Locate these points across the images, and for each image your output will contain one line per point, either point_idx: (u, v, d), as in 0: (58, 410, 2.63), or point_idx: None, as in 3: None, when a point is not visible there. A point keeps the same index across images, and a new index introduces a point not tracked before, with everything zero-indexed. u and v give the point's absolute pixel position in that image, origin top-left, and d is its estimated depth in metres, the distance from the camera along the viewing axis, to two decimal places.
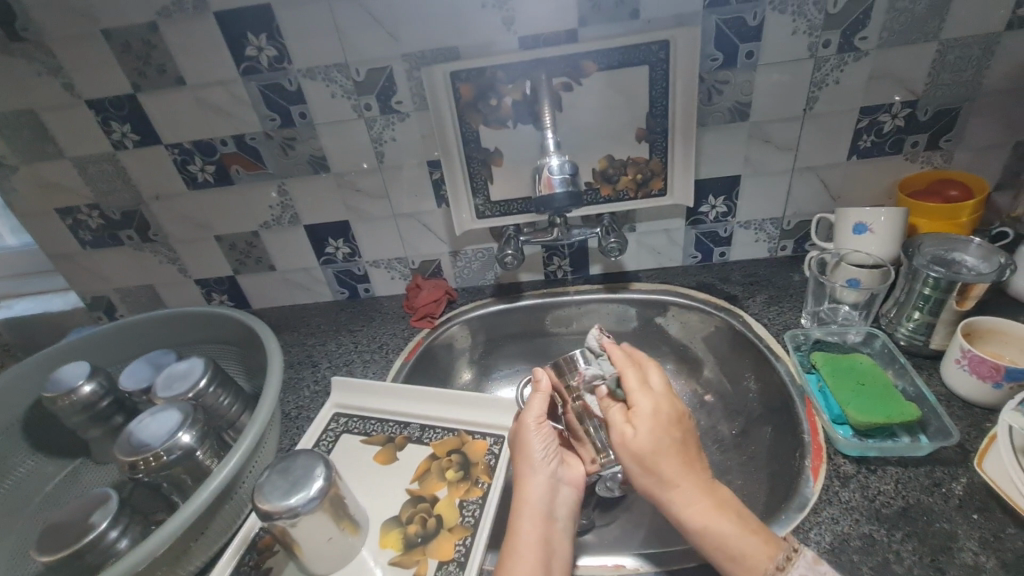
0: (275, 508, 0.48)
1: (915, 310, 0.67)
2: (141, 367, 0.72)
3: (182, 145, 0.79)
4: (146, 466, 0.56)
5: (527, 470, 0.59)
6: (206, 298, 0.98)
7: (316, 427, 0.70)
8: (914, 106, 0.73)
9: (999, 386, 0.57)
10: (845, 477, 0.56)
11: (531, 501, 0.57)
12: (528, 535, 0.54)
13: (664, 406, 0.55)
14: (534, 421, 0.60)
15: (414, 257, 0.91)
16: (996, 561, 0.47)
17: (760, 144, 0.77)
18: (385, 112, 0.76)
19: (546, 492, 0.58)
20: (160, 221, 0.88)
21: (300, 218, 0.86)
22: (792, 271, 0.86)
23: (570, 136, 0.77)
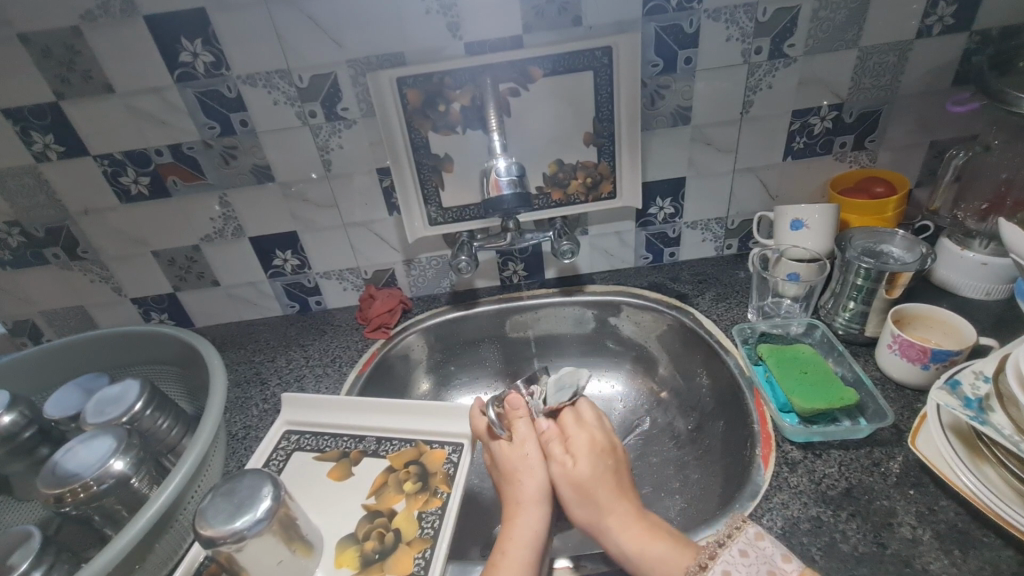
0: (218, 534, 0.45)
1: (849, 300, 0.71)
2: (69, 393, 0.67)
3: (113, 156, 0.75)
4: (74, 497, 0.52)
5: (531, 495, 0.58)
6: (144, 317, 0.92)
7: (266, 446, 0.66)
8: (840, 109, 0.77)
9: (926, 368, 0.61)
10: (793, 464, 0.58)
11: (530, 529, 0.55)
12: (523, 558, 0.52)
13: (597, 436, 0.63)
14: (533, 448, 0.61)
15: (367, 267, 0.89)
16: (931, 533, 0.50)
17: (702, 146, 0.80)
18: (331, 119, 0.74)
19: (543, 523, 0.56)
20: (90, 237, 0.82)
21: (244, 230, 0.83)
22: (737, 269, 0.89)
23: (519, 141, 0.77)
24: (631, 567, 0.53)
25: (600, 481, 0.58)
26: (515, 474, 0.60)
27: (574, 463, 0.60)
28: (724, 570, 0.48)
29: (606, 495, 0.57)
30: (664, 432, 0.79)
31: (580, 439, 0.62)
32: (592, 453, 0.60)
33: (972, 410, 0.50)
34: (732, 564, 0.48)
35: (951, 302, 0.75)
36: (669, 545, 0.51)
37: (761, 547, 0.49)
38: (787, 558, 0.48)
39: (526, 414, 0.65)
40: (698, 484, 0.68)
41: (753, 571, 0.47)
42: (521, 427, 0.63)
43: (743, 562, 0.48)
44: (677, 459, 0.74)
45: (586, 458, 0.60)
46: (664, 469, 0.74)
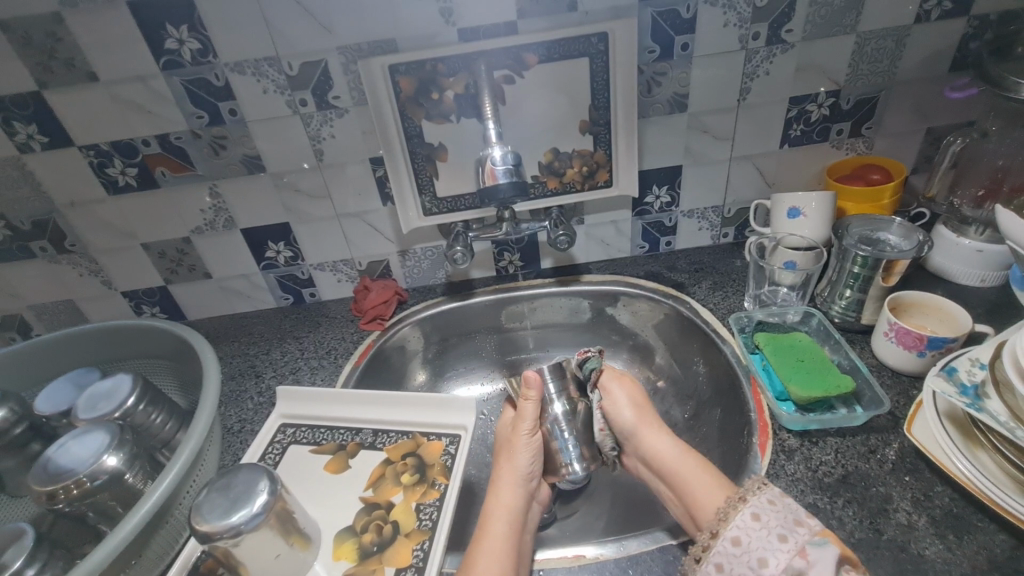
0: (214, 530, 0.45)
1: (846, 288, 0.72)
2: (61, 387, 0.66)
3: (99, 147, 0.73)
4: (67, 494, 0.52)
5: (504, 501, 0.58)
6: (136, 311, 0.91)
7: (261, 440, 0.66)
8: (837, 95, 0.77)
9: (923, 355, 0.61)
10: (790, 451, 0.59)
11: (505, 505, 0.58)
12: (499, 533, 0.55)
13: (633, 391, 0.67)
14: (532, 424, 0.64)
15: (361, 259, 0.88)
16: (926, 518, 0.51)
17: (699, 134, 0.79)
18: (322, 108, 0.73)
19: (519, 500, 0.59)
20: (78, 230, 0.81)
21: (235, 222, 0.82)
22: (733, 258, 0.89)
23: (515, 129, 0.76)
24: (629, 556, 0.53)
25: (644, 425, 0.64)
26: (507, 450, 0.63)
27: (616, 413, 0.66)
28: (753, 512, 0.49)
29: (650, 438, 0.63)
30: (660, 421, 0.79)
31: (620, 394, 0.67)
32: (634, 405, 0.66)
33: (967, 398, 0.50)
34: (745, 528, 0.48)
35: (946, 289, 0.75)
36: (712, 479, 0.55)
37: (787, 501, 0.49)
38: (801, 522, 0.47)
39: (536, 395, 0.64)
40: None
41: (783, 519, 0.47)
42: (527, 408, 0.64)
43: (772, 510, 0.48)
44: None
45: (628, 408, 0.66)
46: None
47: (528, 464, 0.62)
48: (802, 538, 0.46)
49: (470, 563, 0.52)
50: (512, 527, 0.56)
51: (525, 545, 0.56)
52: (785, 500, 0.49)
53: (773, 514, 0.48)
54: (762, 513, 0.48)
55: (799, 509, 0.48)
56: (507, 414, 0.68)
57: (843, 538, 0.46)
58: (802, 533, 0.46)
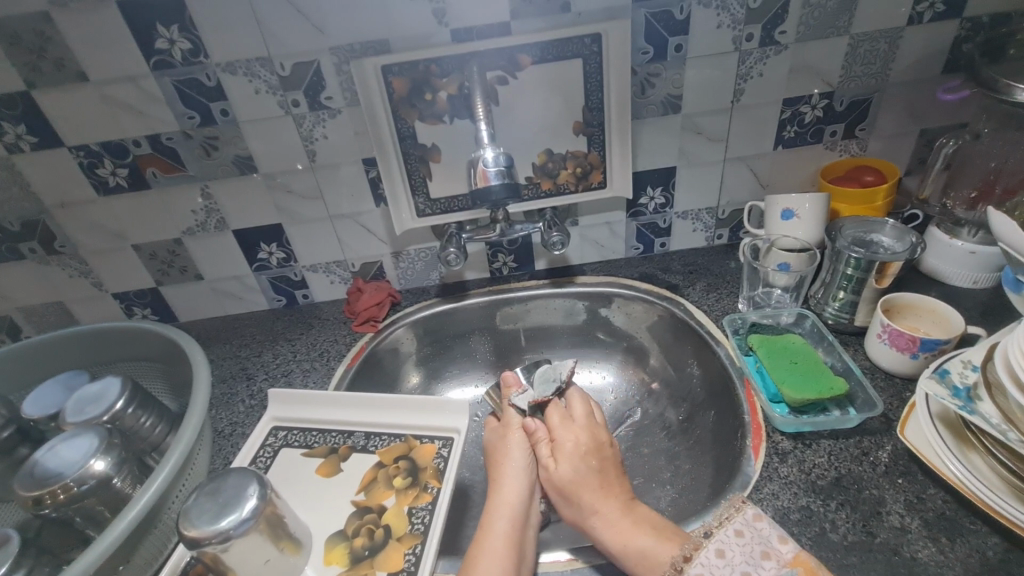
0: (203, 534, 0.45)
1: (839, 290, 0.72)
2: (50, 390, 0.65)
3: (89, 147, 0.72)
4: (53, 499, 0.51)
5: (506, 502, 0.58)
6: (126, 312, 0.90)
7: (253, 443, 0.65)
8: (831, 97, 0.77)
9: (916, 357, 0.62)
10: (783, 454, 0.58)
11: (507, 502, 0.58)
12: (502, 530, 0.54)
13: (583, 436, 0.63)
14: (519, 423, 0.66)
15: (354, 260, 0.87)
16: (919, 521, 0.51)
17: (693, 135, 0.79)
18: (314, 109, 0.72)
19: (521, 496, 0.59)
20: (68, 230, 0.80)
21: (227, 223, 0.81)
22: (728, 259, 0.89)
23: (508, 131, 0.76)
24: (623, 559, 0.53)
25: (580, 480, 0.59)
26: (501, 451, 0.64)
27: (557, 464, 0.61)
28: (717, 548, 0.48)
29: (590, 498, 0.57)
30: (654, 423, 0.79)
31: (566, 441, 0.62)
32: (575, 458, 0.61)
33: (960, 400, 0.50)
34: (710, 565, 0.47)
35: (940, 291, 0.76)
36: (654, 535, 0.52)
37: (758, 527, 0.48)
38: (770, 554, 0.46)
39: (519, 392, 0.69)
40: (689, 474, 0.68)
41: (748, 553, 0.47)
42: (512, 406, 0.68)
43: (737, 543, 0.48)
44: (667, 450, 0.74)
45: (568, 461, 0.61)
46: (655, 459, 0.74)
47: (525, 458, 0.63)
48: (768, 574, 0.45)
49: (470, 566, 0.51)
50: (515, 523, 0.56)
51: (530, 540, 0.56)
52: (757, 526, 0.49)
53: (759, 525, 0.49)
54: (743, 531, 0.48)
55: (772, 537, 0.48)
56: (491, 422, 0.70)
57: (815, 565, 0.45)
58: (768, 567, 0.46)
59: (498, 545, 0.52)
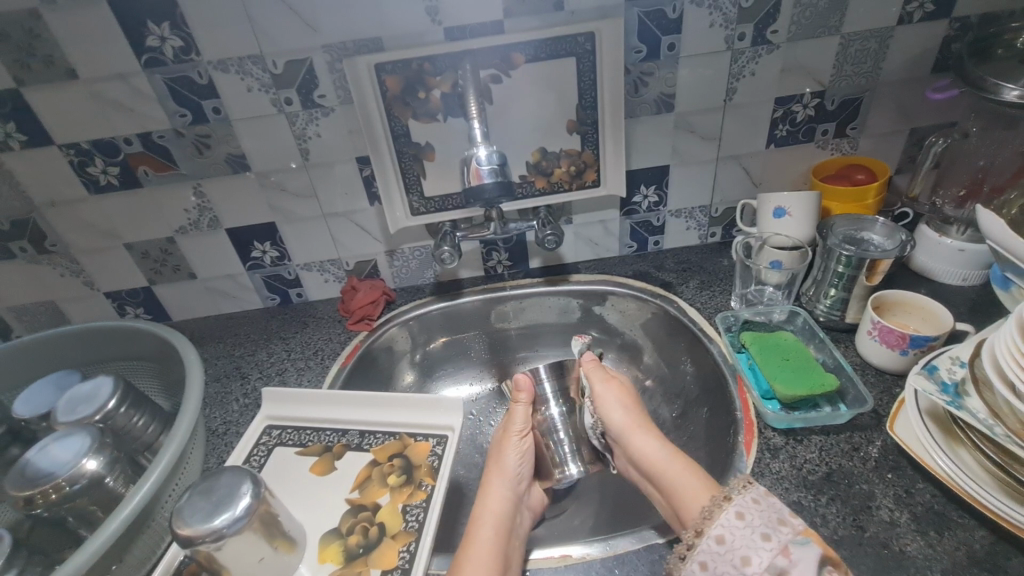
0: (197, 532, 0.45)
1: (830, 287, 0.72)
2: (41, 390, 0.65)
3: (79, 145, 0.72)
4: (45, 499, 0.51)
5: (490, 511, 0.58)
6: (118, 311, 0.90)
7: (246, 442, 0.65)
8: (822, 96, 0.77)
9: (905, 353, 0.62)
10: (774, 449, 0.59)
11: (492, 510, 0.58)
12: (486, 537, 0.54)
13: (624, 386, 0.66)
14: (518, 429, 0.65)
15: (348, 258, 0.87)
16: (908, 515, 0.52)
17: (686, 134, 0.79)
18: (307, 107, 0.72)
19: (507, 504, 0.59)
20: (59, 230, 0.79)
21: (220, 221, 0.81)
22: (721, 257, 0.90)
23: (502, 129, 0.76)
24: (615, 555, 0.53)
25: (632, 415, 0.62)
26: (495, 458, 0.64)
27: (608, 405, 0.64)
28: (738, 511, 0.46)
29: (641, 437, 0.59)
30: (648, 420, 0.79)
31: (609, 392, 0.65)
32: (624, 403, 0.64)
33: (947, 395, 0.51)
34: (730, 526, 0.46)
35: (930, 288, 0.76)
36: (695, 476, 0.52)
37: (773, 501, 0.47)
38: (786, 521, 0.45)
39: (526, 398, 0.67)
40: None
41: (766, 519, 0.45)
42: (517, 412, 0.67)
43: (756, 509, 0.46)
44: None
45: (619, 407, 0.63)
46: None
47: (517, 466, 0.63)
48: (785, 538, 0.43)
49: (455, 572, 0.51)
50: (500, 531, 0.55)
51: (515, 546, 0.55)
52: (770, 500, 0.47)
53: (772, 500, 0.47)
54: (759, 500, 0.46)
55: (783, 509, 0.46)
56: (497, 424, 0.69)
57: (828, 538, 0.44)
58: (785, 533, 0.44)
59: (484, 550, 0.52)
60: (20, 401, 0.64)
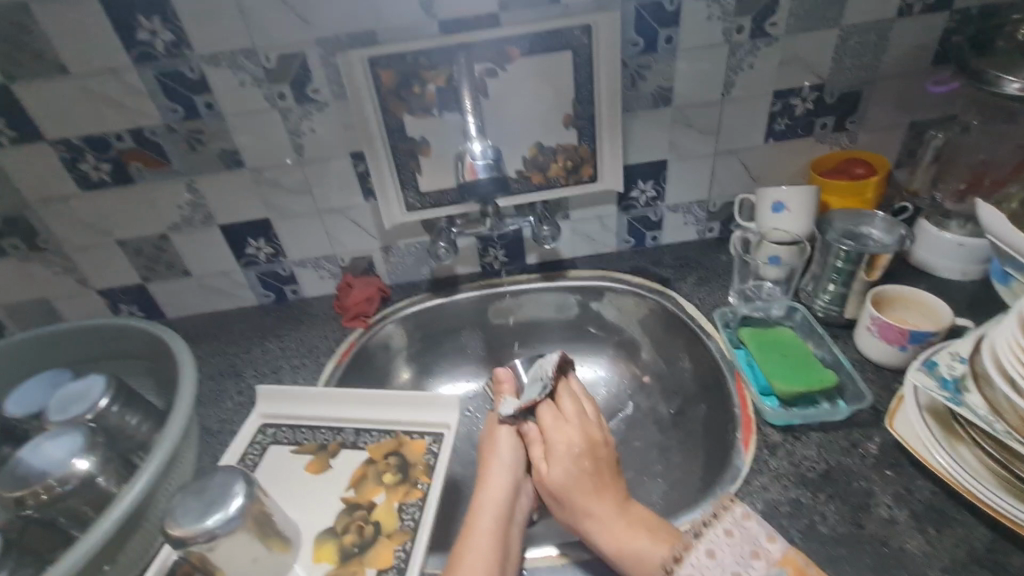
0: (188, 533, 0.44)
1: (829, 282, 0.72)
2: (33, 388, 0.64)
3: (70, 141, 0.71)
4: (36, 500, 0.50)
5: (489, 503, 0.57)
6: (112, 309, 0.89)
7: (241, 440, 0.65)
8: (822, 89, 0.77)
9: (904, 349, 0.62)
10: (773, 447, 0.59)
11: (491, 499, 0.58)
12: (485, 529, 0.54)
13: (574, 433, 0.62)
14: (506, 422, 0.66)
15: (344, 255, 0.86)
16: (907, 512, 0.51)
17: (684, 128, 0.78)
18: (301, 101, 0.71)
19: (506, 492, 0.59)
20: (51, 226, 0.78)
21: (214, 218, 0.80)
22: (719, 252, 0.89)
23: (498, 124, 0.75)
24: None
25: (574, 465, 0.59)
26: (489, 448, 0.64)
27: (551, 450, 0.61)
28: (709, 548, 0.49)
29: (581, 501, 0.56)
30: (646, 417, 0.79)
31: (558, 441, 0.61)
32: (569, 456, 0.60)
33: (947, 392, 0.50)
34: (700, 566, 0.48)
35: (929, 283, 0.76)
36: (650, 538, 0.51)
37: (747, 527, 0.49)
38: (759, 553, 0.47)
39: (509, 389, 0.69)
40: (680, 468, 0.69)
41: (738, 553, 0.48)
42: (503, 403, 0.68)
43: (728, 543, 0.48)
44: (659, 443, 0.74)
45: (562, 462, 0.60)
46: (647, 453, 0.74)
47: (512, 455, 0.63)
48: (758, 572, 0.46)
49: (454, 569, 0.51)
50: (500, 522, 0.55)
51: (515, 538, 0.55)
52: (746, 527, 0.49)
53: (748, 523, 0.49)
54: (733, 531, 0.49)
55: (760, 535, 0.48)
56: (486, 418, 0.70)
57: (802, 563, 0.46)
58: (758, 568, 0.46)
59: (484, 544, 0.52)
60: (15, 397, 0.64)
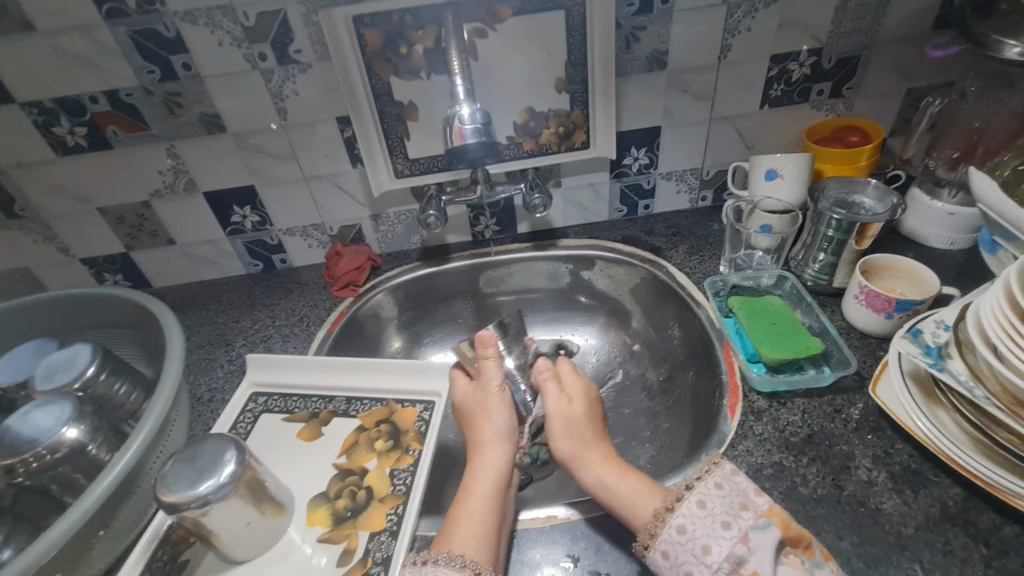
0: (181, 499, 0.45)
1: (819, 251, 0.72)
2: (19, 358, 0.64)
3: (43, 103, 0.68)
4: (26, 467, 0.50)
5: (488, 468, 0.59)
6: (97, 278, 0.88)
7: (233, 408, 0.65)
8: (819, 54, 0.75)
9: (890, 317, 0.63)
10: (758, 412, 0.60)
11: (491, 466, 0.59)
12: (482, 492, 0.55)
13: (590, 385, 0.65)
14: (495, 389, 0.64)
15: (332, 223, 0.85)
16: (886, 474, 0.53)
17: (678, 94, 0.77)
18: (283, 62, 0.68)
19: (503, 461, 0.60)
20: (28, 193, 0.76)
21: (197, 184, 0.78)
22: (711, 221, 0.89)
23: (488, 87, 0.73)
24: (600, 515, 0.54)
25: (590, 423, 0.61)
26: (482, 415, 0.64)
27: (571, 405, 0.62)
28: (699, 499, 0.48)
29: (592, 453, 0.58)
30: (635, 384, 0.80)
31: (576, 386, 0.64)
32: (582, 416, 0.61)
33: (930, 358, 0.51)
34: (710, 495, 0.48)
35: (918, 252, 0.76)
36: (639, 482, 0.53)
37: (736, 482, 0.48)
38: (748, 505, 0.47)
39: (495, 353, 0.66)
40: (667, 433, 0.70)
41: (728, 504, 0.47)
42: (488, 367, 0.65)
43: (718, 495, 0.48)
44: (647, 409, 0.76)
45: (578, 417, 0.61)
46: (635, 419, 0.75)
47: (506, 423, 0.63)
48: (746, 524, 0.45)
49: (450, 530, 0.52)
50: (497, 489, 0.56)
51: (509, 505, 0.56)
52: (735, 481, 0.48)
53: (738, 479, 0.49)
54: (723, 484, 0.48)
55: (748, 489, 0.48)
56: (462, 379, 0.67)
57: (787, 517, 0.46)
58: (747, 518, 0.46)
59: (480, 507, 0.53)
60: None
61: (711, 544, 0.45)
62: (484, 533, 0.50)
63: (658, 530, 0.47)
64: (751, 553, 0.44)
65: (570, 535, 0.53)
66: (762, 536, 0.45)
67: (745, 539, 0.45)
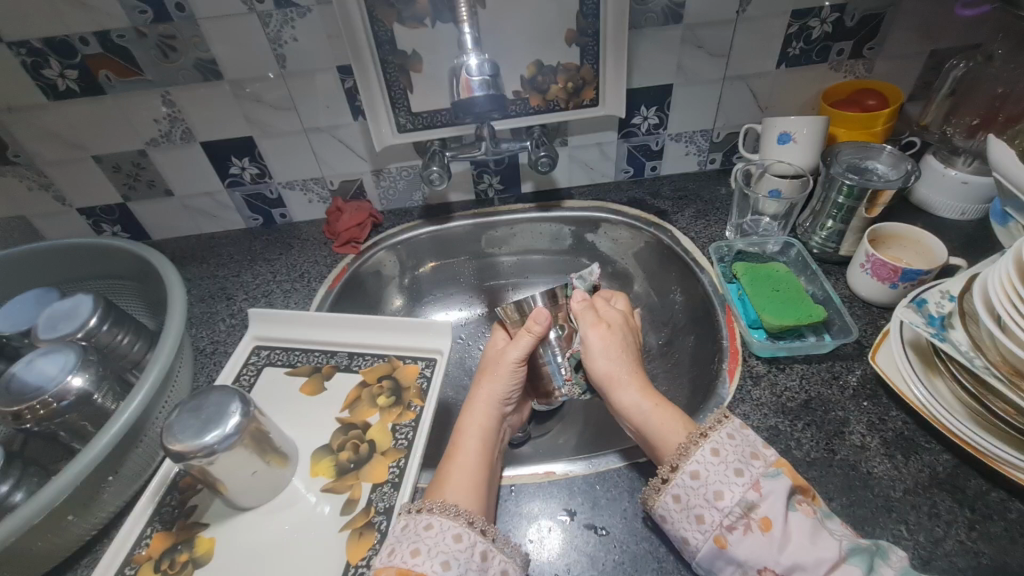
0: (188, 448, 0.45)
1: (828, 219, 0.71)
2: (21, 306, 0.64)
3: (30, 43, 0.65)
4: (33, 415, 0.51)
5: (475, 427, 0.58)
6: (94, 229, 0.87)
7: (235, 361, 0.65)
8: (842, 10, 0.71)
9: (894, 287, 0.62)
10: (757, 377, 0.60)
11: (478, 424, 0.59)
12: (471, 449, 0.56)
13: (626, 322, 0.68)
14: (515, 358, 0.63)
15: (333, 177, 0.83)
16: (879, 440, 0.54)
17: (693, 50, 0.74)
18: (281, 6, 0.65)
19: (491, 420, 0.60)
20: (19, 138, 0.74)
21: (194, 133, 0.76)
22: (718, 185, 0.87)
23: (495, 38, 0.70)
24: (597, 472, 0.56)
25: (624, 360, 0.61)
26: (489, 372, 0.64)
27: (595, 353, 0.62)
28: (713, 447, 0.47)
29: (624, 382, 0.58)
30: None
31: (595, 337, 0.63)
32: (609, 350, 0.62)
33: (933, 327, 0.51)
34: (704, 462, 0.47)
35: (926, 221, 0.75)
36: (675, 416, 0.53)
37: (746, 433, 0.48)
38: (758, 455, 0.47)
39: (538, 332, 0.64)
40: (665, 396, 0.71)
41: (739, 452, 0.47)
42: (523, 340, 0.64)
43: (731, 443, 0.47)
44: (645, 371, 0.77)
45: (602, 355, 0.61)
46: None
47: (508, 389, 0.62)
48: (757, 471, 0.45)
49: (440, 483, 0.52)
50: (485, 445, 0.57)
51: (496, 464, 0.57)
52: (744, 432, 0.48)
53: (745, 431, 0.49)
54: (734, 434, 0.48)
55: (757, 441, 0.48)
56: (499, 338, 0.69)
57: (795, 466, 0.46)
58: (758, 466, 0.46)
59: (468, 465, 0.54)
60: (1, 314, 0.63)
61: (723, 490, 0.45)
62: (472, 489, 0.51)
63: (680, 464, 0.48)
64: (762, 499, 0.44)
65: (568, 490, 0.55)
66: (772, 484, 0.45)
67: (756, 486, 0.45)
